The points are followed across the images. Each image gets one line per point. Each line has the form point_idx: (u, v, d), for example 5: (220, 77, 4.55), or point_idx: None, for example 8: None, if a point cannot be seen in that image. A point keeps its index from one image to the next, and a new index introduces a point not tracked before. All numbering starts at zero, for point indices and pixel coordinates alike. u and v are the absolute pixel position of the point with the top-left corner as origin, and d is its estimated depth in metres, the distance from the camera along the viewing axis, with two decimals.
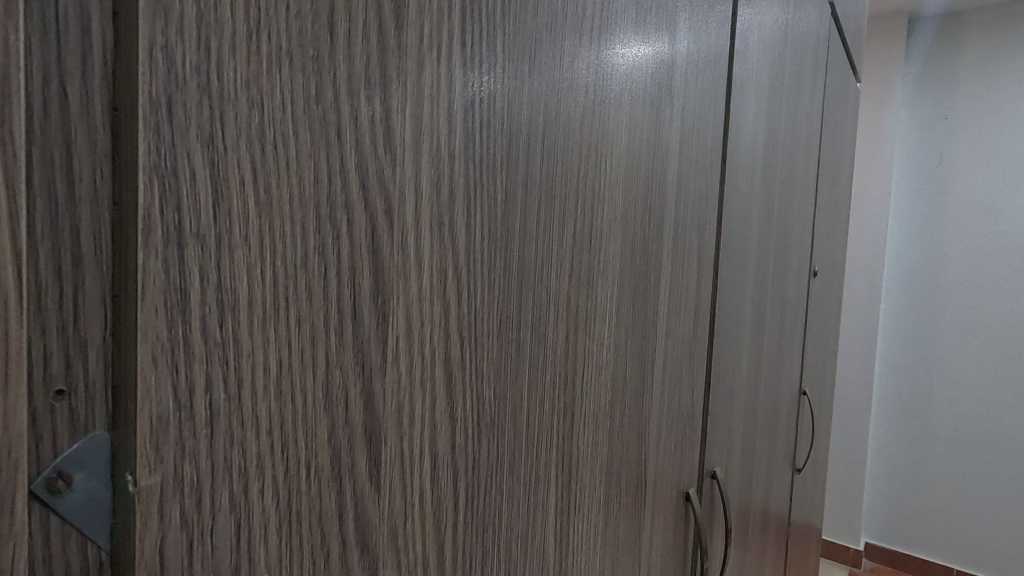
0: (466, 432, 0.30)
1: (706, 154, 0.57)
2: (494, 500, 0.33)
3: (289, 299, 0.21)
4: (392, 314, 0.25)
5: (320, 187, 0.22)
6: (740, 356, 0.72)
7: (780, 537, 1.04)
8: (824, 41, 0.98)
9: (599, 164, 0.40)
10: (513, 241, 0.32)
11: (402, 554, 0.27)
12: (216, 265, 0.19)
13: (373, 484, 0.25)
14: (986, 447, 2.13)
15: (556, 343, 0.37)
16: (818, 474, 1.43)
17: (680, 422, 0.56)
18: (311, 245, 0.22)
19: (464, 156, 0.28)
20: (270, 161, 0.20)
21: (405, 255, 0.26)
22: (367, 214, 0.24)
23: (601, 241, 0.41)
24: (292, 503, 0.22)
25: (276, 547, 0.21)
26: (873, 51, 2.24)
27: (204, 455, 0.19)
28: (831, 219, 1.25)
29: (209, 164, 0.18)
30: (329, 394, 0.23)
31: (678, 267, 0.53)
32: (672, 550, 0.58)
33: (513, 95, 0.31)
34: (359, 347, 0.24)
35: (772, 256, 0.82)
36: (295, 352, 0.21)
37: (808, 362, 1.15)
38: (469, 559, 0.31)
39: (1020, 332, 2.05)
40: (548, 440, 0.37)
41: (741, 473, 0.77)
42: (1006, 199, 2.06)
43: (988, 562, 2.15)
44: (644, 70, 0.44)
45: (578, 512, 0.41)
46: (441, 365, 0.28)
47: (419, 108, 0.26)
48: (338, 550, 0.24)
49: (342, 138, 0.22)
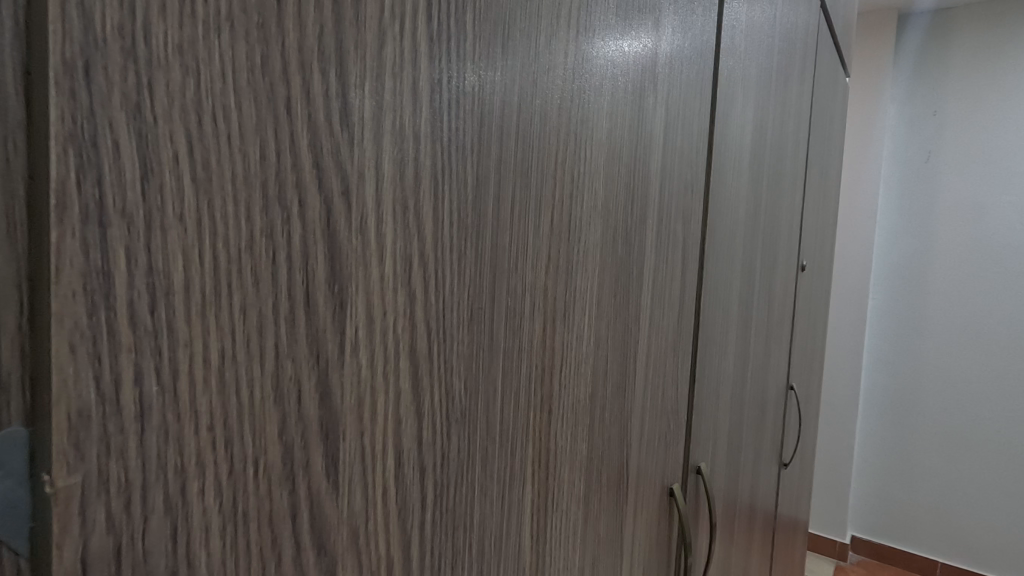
0: (434, 427, 0.29)
1: (691, 144, 0.56)
2: (466, 497, 0.31)
3: (233, 285, 0.20)
4: (351, 303, 0.24)
5: (268, 165, 0.20)
6: (726, 351, 0.72)
7: (766, 534, 1.04)
8: (812, 34, 0.97)
9: (578, 151, 0.38)
10: (485, 229, 0.31)
11: (364, 556, 0.26)
12: (145, 247, 0.17)
13: (331, 482, 0.24)
14: (970, 441, 2.17)
15: (532, 336, 0.35)
16: (804, 468, 1.43)
17: (663, 418, 0.55)
18: (258, 226, 0.20)
19: (430, 136, 0.27)
20: (208, 136, 0.19)
21: (366, 241, 0.24)
22: (322, 195, 0.22)
23: (579, 231, 0.39)
24: (237, 503, 0.20)
25: (221, 551, 0.20)
26: (863, 47, 2.24)
27: (134, 454, 0.18)
28: (820, 214, 1.25)
29: (136, 135, 0.17)
30: (280, 387, 0.21)
31: (663, 260, 0.52)
32: (656, 548, 0.57)
33: (484, 75, 0.30)
34: (314, 336, 0.22)
35: (758, 251, 0.81)
36: (241, 343, 0.20)
37: (795, 357, 1.15)
38: (439, 559, 0.30)
39: (1002, 327, 2.09)
40: (524, 436, 0.35)
41: (727, 468, 0.77)
42: (992, 197, 2.09)
43: (971, 553, 2.19)
44: (627, 56, 0.43)
45: (556, 510, 0.40)
46: (406, 358, 0.27)
47: (380, 84, 0.24)
48: (291, 553, 0.22)
49: (292, 113, 0.21)
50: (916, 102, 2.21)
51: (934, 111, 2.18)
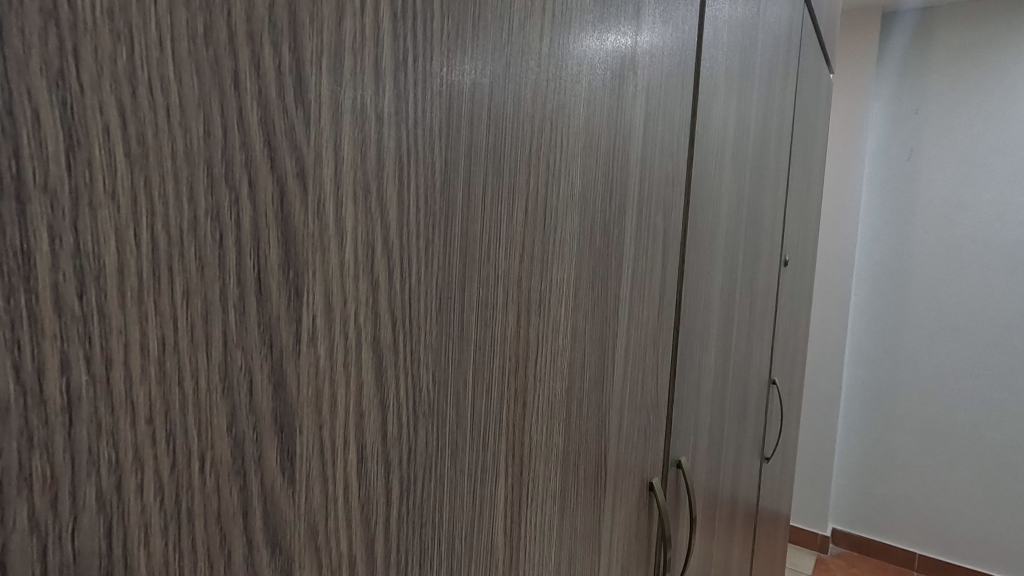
0: (400, 420, 0.28)
1: (673, 134, 0.55)
2: (434, 493, 0.30)
3: (174, 269, 0.18)
4: (307, 289, 0.23)
5: (212, 142, 0.19)
6: (707, 346, 0.71)
7: (747, 529, 1.04)
8: (797, 29, 0.97)
9: (554, 137, 0.37)
10: (455, 218, 0.30)
11: (324, 554, 0.25)
12: (73, 226, 0.16)
13: (287, 478, 0.23)
14: (949, 435, 2.20)
15: (505, 327, 0.35)
16: (785, 463, 1.45)
17: (642, 412, 0.55)
18: (202, 207, 0.19)
19: (395, 118, 0.26)
20: (144, 107, 0.17)
21: (323, 225, 0.23)
22: (274, 176, 0.21)
23: (556, 221, 0.38)
24: (181, 500, 0.19)
25: (163, 551, 0.19)
26: (847, 45, 2.26)
27: (62, 448, 0.17)
28: (803, 210, 1.26)
29: (60, 104, 0.16)
30: (228, 376, 0.20)
31: (643, 251, 0.51)
32: (635, 542, 0.56)
33: (455, 57, 0.29)
34: (267, 325, 0.21)
35: (741, 245, 0.81)
36: (184, 332, 0.19)
37: (777, 352, 1.16)
38: (405, 557, 0.29)
39: (980, 323, 2.13)
40: (496, 429, 0.35)
41: (708, 462, 0.77)
42: (973, 195, 2.12)
43: (948, 546, 2.23)
44: (606, 42, 0.42)
45: (531, 505, 0.39)
46: (369, 349, 0.26)
47: (338, 59, 0.23)
48: (242, 552, 0.21)
49: (239, 89, 0.20)
50: (899, 100, 2.24)
51: (917, 109, 2.21)
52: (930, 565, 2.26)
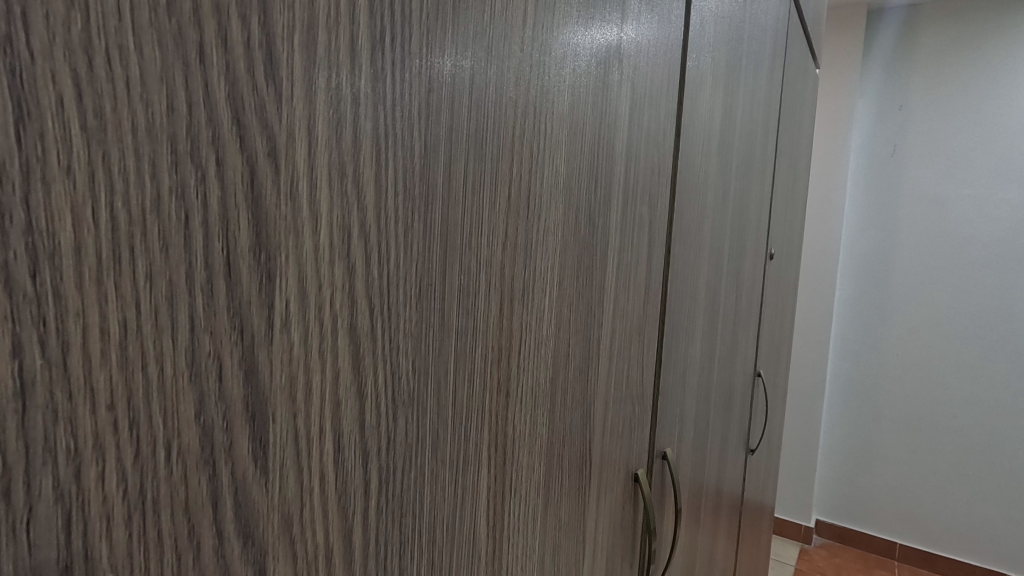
0: (378, 410, 0.27)
1: (659, 125, 0.55)
2: (415, 484, 0.30)
3: (136, 249, 0.18)
4: (279, 273, 0.22)
5: (176, 117, 0.18)
6: (693, 338, 0.71)
7: (732, 521, 1.05)
8: (783, 24, 0.97)
9: (537, 123, 0.37)
10: (435, 203, 0.29)
11: (299, 546, 0.24)
12: (23, 202, 0.16)
13: (259, 467, 0.22)
14: (930, 427, 2.24)
15: (488, 317, 0.34)
16: (771, 454, 1.46)
17: (628, 403, 0.55)
18: (166, 184, 0.18)
19: (372, 99, 0.25)
20: (102, 78, 0.17)
21: (296, 208, 0.22)
22: (244, 154, 0.20)
23: (540, 209, 0.38)
24: (145, 489, 0.19)
25: (127, 544, 0.18)
26: (833, 41, 2.27)
27: (14, 436, 0.16)
28: (789, 205, 1.26)
29: (9, 73, 0.15)
30: (195, 363, 0.20)
31: (628, 241, 0.51)
32: (621, 534, 0.57)
33: (434, 38, 0.28)
34: (237, 310, 0.21)
35: (727, 238, 0.81)
36: (147, 315, 0.18)
37: (762, 346, 1.16)
38: (385, 549, 0.29)
39: (960, 317, 2.16)
40: (479, 420, 0.34)
41: (693, 454, 0.77)
42: (954, 190, 2.15)
43: (928, 535, 2.28)
44: (591, 31, 0.42)
45: (514, 495, 0.39)
46: (345, 337, 0.25)
47: (311, 37, 0.22)
48: (213, 544, 0.21)
49: (205, 62, 0.19)
50: (884, 97, 2.26)
51: (901, 106, 2.23)
52: (910, 553, 2.31)
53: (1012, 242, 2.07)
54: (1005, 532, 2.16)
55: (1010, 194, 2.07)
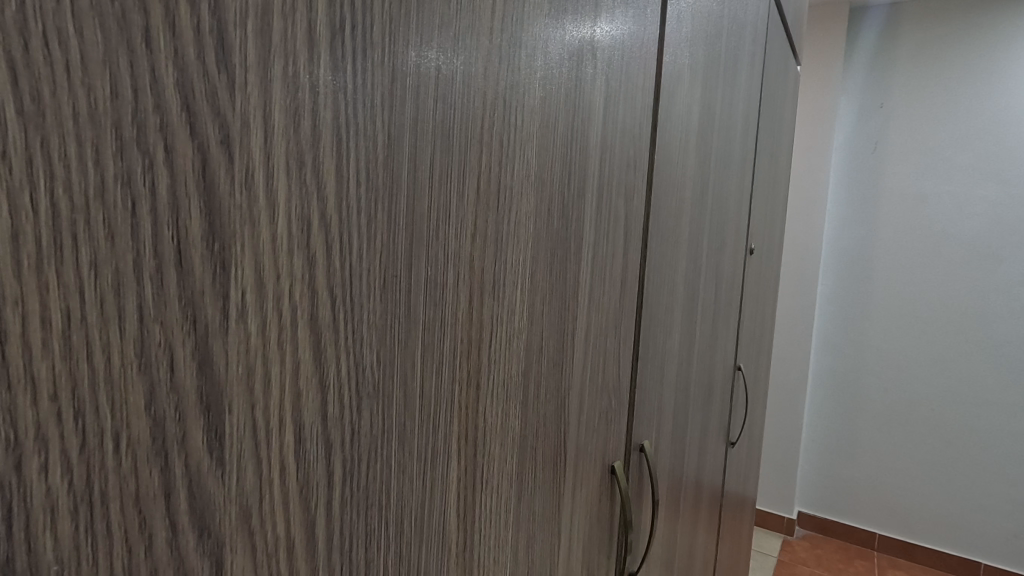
0: (341, 402, 0.27)
1: (635, 119, 0.55)
2: (381, 476, 0.30)
3: (79, 237, 0.18)
4: (234, 263, 0.22)
5: (120, 102, 0.18)
6: (671, 332, 0.72)
7: (712, 512, 1.06)
8: (763, 22, 0.98)
9: (508, 116, 0.37)
10: (399, 194, 0.29)
11: (258, 538, 0.24)
12: None
13: (215, 459, 0.22)
14: (908, 419, 2.29)
15: (456, 309, 0.34)
16: (752, 446, 1.48)
17: (603, 395, 0.55)
18: (111, 171, 0.18)
19: (333, 88, 0.25)
20: (38, 62, 0.16)
21: (252, 197, 0.22)
22: (194, 143, 0.20)
23: (510, 202, 0.38)
24: (93, 481, 0.18)
25: (73, 535, 0.18)
26: (815, 39, 2.30)
27: None
28: (769, 201, 1.28)
29: None
30: (145, 353, 0.19)
31: (603, 235, 0.51)
32: (597, 526, 0.57)
33: (396, 28, 0.28)
34: (189, 300, 0.20)
35: (706, 233, 0.82)
36: (92, 304, 0.18)
37: (743, 339, 1.18)
38: (350, 540, 0.29)
39: (937, 311, 2.21)
40: (447, 412, 0.34)
41: (672, 447, 0.78)
42: (933, 187, 2.19)
43: (906, 525, 2.33)
44: (563, 26, 0.42)
45: (485, 488, 0.39)
46: (305, 328, 0.25)
47: (266, 25, 0.22)
48: (165, 536, 0.21)
49: (151, 46, 0.19)
50: (865, 94, 2.29)
51: (882, 103, 2.26)
52: (888, 543, 2.36)
53: (987, 238, 2.12)
54: (980, 521, 2.22)
55: (986, 191, 2.12)
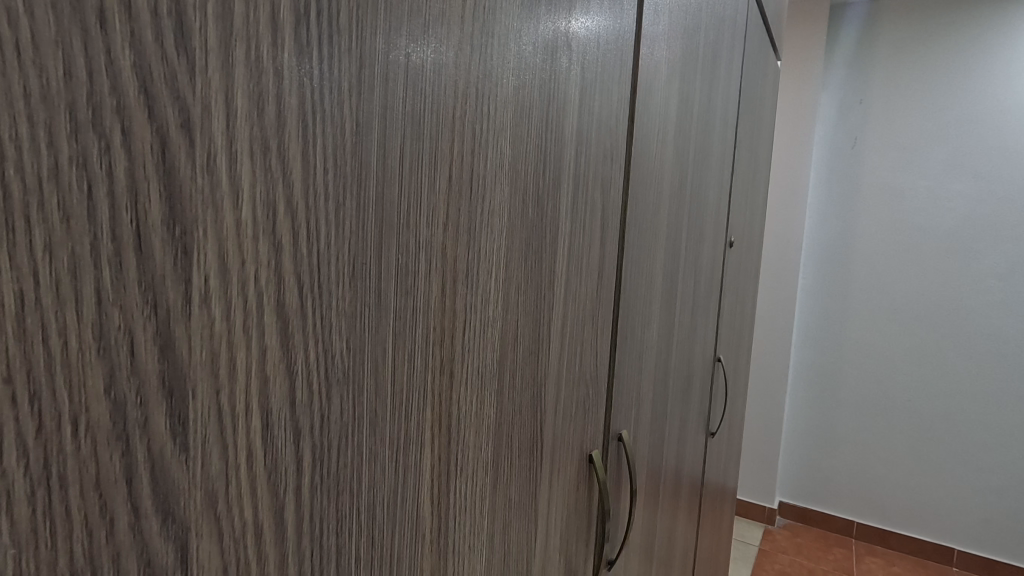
0: (309, 388, 0.27)
1: (612, 112, 0.55)
2: (350, 462, 0.30)
3: (32, 218, 0.17)
4: (197, 249, 0.22)
5: (74, 84, 0.18)
6: (650, 321, 0.73)
7: (692, 502, 1.08)
8: (742, 18, 0.99)
9: (480, 103, 0.37)
10: (368, 181, 0.29)
11: (224, 522, 0.24)
12: None
13: (179, 444, 0.22)
14: (886, 409, 2.34)
15: (429, 296, 0.34)
16: (732, 437, 1.50)
17: (581, 385, 0.56)
18: (65, 154, 0.18)
19: (298, 73, 0.24)
20: None
21: (214, 181, 0.22)
22: (153, 125, 0.20)
23: (483, 192, 0.38)
24: (51, 464, 0.18)
25: (30, 517, 0.18)
26: (795, 35, 2.32)
27: None
28: (748, 195, 1.29)
29: None
30: (104, 336, 0.19)
31: (580, 226, 0.52)
32: (576, 514, 0.58)
33: (364, 15, 0.28)
34: (150, 284, 0.20)
35: (684, 229, 0.83)
36: (47, 288, 0.18)
37: (722, 331, 1.19)
38: (320, 526, 0.29)
39: (913, 304, 2.26)
40: (419, 400, 0.34)
41: (651, 437, 0.79)
42: (910, 182, 2.24)
43: (883, 513, 2.38)
44: (537, 15, 0.42)
45: (460, 475, 0.39)
46: (271, 313, 0.25)
47: (227, 8, 0.22)
48: (128, 520, 0.21)
49: (105, 28, 0.19)
50: (845, 90, 2.33)
51: (860, 99, 2.30)
52: (866, 531, 2.41)
53: (962, 232, 2.17)
54: (954, 507, 2.28)
55: (960, 186, 2.17)
